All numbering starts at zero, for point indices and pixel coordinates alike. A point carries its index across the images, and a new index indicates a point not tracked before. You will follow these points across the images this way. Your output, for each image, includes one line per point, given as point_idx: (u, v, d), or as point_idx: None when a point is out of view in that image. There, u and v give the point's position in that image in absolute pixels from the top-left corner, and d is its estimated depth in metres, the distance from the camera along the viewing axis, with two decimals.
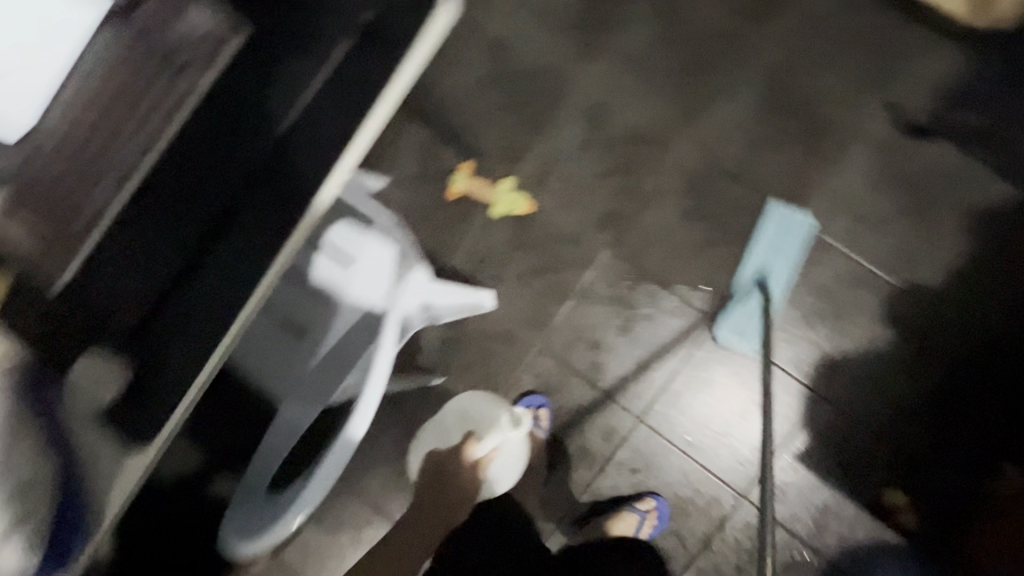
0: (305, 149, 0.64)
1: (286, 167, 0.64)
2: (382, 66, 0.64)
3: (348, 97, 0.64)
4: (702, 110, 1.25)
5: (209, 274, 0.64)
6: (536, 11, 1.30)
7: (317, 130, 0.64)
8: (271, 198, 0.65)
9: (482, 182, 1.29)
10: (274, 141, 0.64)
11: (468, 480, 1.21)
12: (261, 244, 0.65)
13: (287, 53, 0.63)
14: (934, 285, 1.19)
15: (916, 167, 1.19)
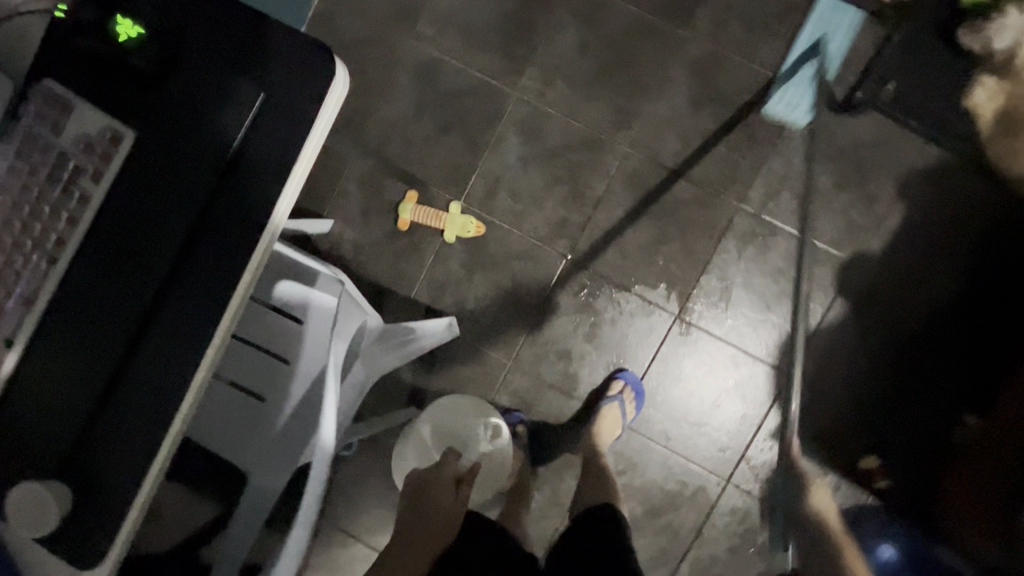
0: (223, 224, 0.59)
1: (204, 244, 0.59)
2: (289, 125, 0.59)
3: (263, 172, 0.59)
4: (635, 109, 1.26)
5: (143, 373, 0.58)
6: (459, 30, 1.29)
7: (231, 210, 0.59)
8: (197, 277, 0.59)
9: (430, 209, 1.27)
10: (189, 219, 0.59)
11: (450, 500, 1.07)
12: (194, 328, 0.58)
13: (186, 136, 0.59)
14: (884, 260, 1.22)
15: (851, 139, 1.22)
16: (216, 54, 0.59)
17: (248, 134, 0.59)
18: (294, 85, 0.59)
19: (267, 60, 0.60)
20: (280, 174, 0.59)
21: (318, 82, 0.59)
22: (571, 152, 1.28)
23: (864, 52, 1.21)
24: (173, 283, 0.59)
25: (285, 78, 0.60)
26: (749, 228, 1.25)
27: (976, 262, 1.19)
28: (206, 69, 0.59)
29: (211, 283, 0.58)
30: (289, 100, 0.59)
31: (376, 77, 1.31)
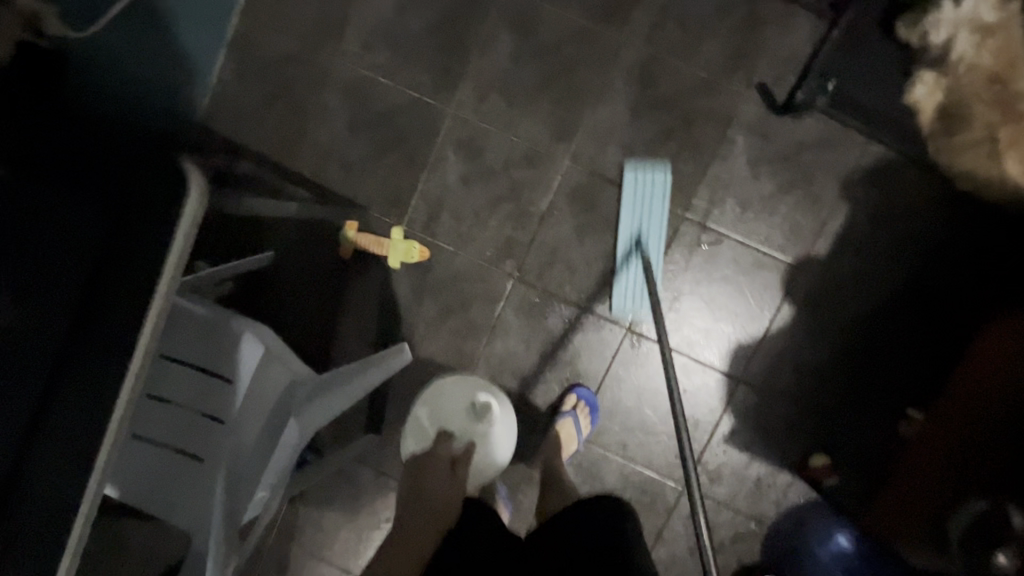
0: (112, 303, 0.67)
1: (95, 323, 0.67)
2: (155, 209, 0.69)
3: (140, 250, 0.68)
4: (574, 121, 1.23)
5: (54, 445, 0.65)
6: (388, 46, 1.24)
7: (120, 288, 0.67)
8: (93, 358, 0.66)
9: (372, 236, 1.23)
10: (74, 306, 0.67)
11: (448, 485, 1.05)
12: (101, 398, 0.66)
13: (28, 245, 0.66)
14: (832, 260, 1.21)
15: (793, 139, 1.19)
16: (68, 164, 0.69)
17: (115, 225, 0.68)
18: (155, 185, 0.69)
19: (132, 165, 0.71)
20: (157, 254, 0.68)
21: (178, 176, 0.69)
22: (512, 168, 1.24)
23: (804, 49, 1.18)
24: (75, 362, 0.66)
25: (143, 175, 0.70)
26: (696, 236, 1.23)
27: (918, 256, 1.19)
28: (58, 183, 0.68)
29: (111, 354, 0.66)
30: (153, 195, 0.69)
31: (304, 100, 1.24)
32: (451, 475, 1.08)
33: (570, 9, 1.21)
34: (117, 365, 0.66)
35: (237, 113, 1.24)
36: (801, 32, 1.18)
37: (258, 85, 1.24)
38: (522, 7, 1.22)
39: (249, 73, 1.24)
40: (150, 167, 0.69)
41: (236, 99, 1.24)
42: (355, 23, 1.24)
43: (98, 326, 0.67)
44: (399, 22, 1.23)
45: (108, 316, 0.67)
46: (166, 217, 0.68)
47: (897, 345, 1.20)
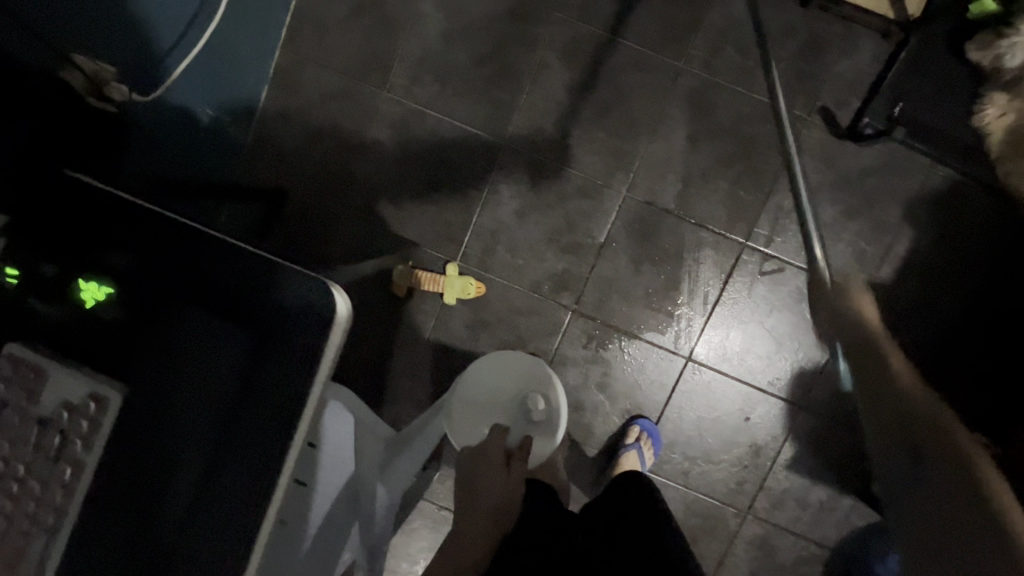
0: (238, 472, 0.54)
1: (226, 481, 0.54)
2: (295, 357, 0.55)
3: (278, 387, 0.55)
4: (632, 150, 1.19)
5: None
6: (438, 79, 1.20)
7: (253, 422, 0.54)
8: (215, 532, 0.54)
9: (427, 274, 1.18)
10: (204, 465, 0.54)
11: (505, 482, 0.98)
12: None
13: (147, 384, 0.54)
14: (897, 286, 1.19)
15: (854, 164, 1.17)
16: (195, 296, 0.55)
17: (249, 367, 0.55)
18: (289, 331, 0.55)
19: (267, 290, 0.55)
20: (294, 405, 0.54)
21: (319, 306, 0.56)
22: (568, 200, 1.22)
23: (867, 71, 1.15)
24: (198, 539, 0.54)
25: (283, 316, 0.55)
26: (757, 264, 1.21)
27: (981, 280, 1.18)
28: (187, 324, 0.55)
29: (238, 525, 0.54)
30: (288, 338, 0.55)
31: (354, 136, 1.21)
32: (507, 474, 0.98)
33: (626, 35, 1.18)
34: (241, 533, 0.54)
35: (283, 151, 1.21)
36: (864, 55, 1.15)
37: (306, 124, 1.21)
38: (574, 31, 1.18)
39: (295, 110, 1.21)
40: (292, 295, 0.55)
41: (281, 137, 1.21)
42: (402, 54, 1.20)
43: (230, 488, 0.54)
44: (447, 55, 1.20)
45: (238, 477, 0.54)
46: (306, 360, 0.55)
47: (964, 370, 1.19)
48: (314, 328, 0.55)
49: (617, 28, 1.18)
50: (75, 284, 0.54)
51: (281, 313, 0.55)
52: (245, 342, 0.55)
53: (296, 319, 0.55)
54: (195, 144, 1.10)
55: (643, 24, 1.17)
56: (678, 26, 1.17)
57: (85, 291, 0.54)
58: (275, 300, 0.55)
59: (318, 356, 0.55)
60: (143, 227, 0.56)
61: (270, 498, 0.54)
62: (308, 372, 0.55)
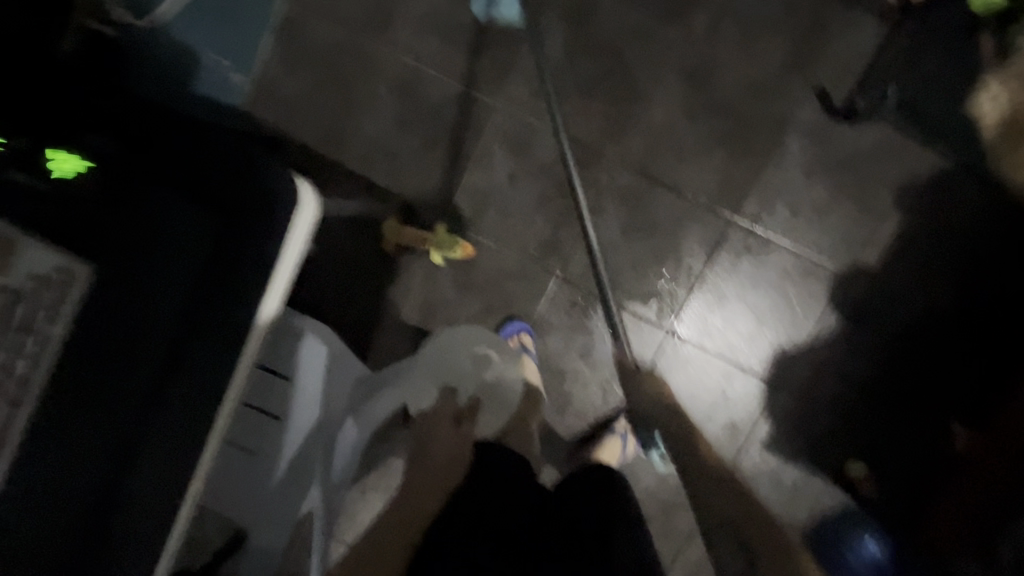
0: (218, 312, 0.73)
1: (208, 319, 0.72)
2: (268, 236, 0.75)
3: (257, 255, 0.75)
4: (627, 120, 1.20)
5: (152, 440, 0.71)
6: (438, 38, 1.21)
7: (235, 278, 0.74)
8: (195, 361, 0.72)
9: (414, 231, 1.19)
10: (181, 307, 0.71)
11: (455, 439, 0.91)
12: (208, 406, 0.74)
13: (141, 241, 0.68)
14: (881, 270, 1.20)
15: (846, 146, 1.17)
16: (166, 179, 0.72)
17: (223, 238, 0.73)
18: (262, 214, 0.75)
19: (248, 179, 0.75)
20: (267, 273, 0.76)
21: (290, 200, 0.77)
22: (559, 167, 1.22)
23: (866, 53, 1.15)
24: (176, 366, 0.72)
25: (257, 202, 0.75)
26: (745, 241, 1.22)
27: (969, 268, 1.18)
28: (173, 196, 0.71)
29: (218, 359, 0.73)
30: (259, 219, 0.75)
31: (353, 90, 1.22)
32: (458, 432, 0.92)
33: (628, 5, 1.18)
34: (221, 361, 0.74)
35: (281, 101, 1.22)
36: (863, 36, 1.15)
37: (305, 74, 1.22)
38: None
39: (294, 61, 1.21)
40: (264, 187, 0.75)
41: (279, 85, 1.22)
42: (405, 11, 1.21)
43: (206, 332, 0.72)
44: (451, 14, 1.21)
45: (212, 324, 0.73)
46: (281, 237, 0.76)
47: (942, 360, 1.20)
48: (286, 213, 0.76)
49: None
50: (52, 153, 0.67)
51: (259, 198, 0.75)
52: (214, 218, 0.72)
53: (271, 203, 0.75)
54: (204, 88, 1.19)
55: None
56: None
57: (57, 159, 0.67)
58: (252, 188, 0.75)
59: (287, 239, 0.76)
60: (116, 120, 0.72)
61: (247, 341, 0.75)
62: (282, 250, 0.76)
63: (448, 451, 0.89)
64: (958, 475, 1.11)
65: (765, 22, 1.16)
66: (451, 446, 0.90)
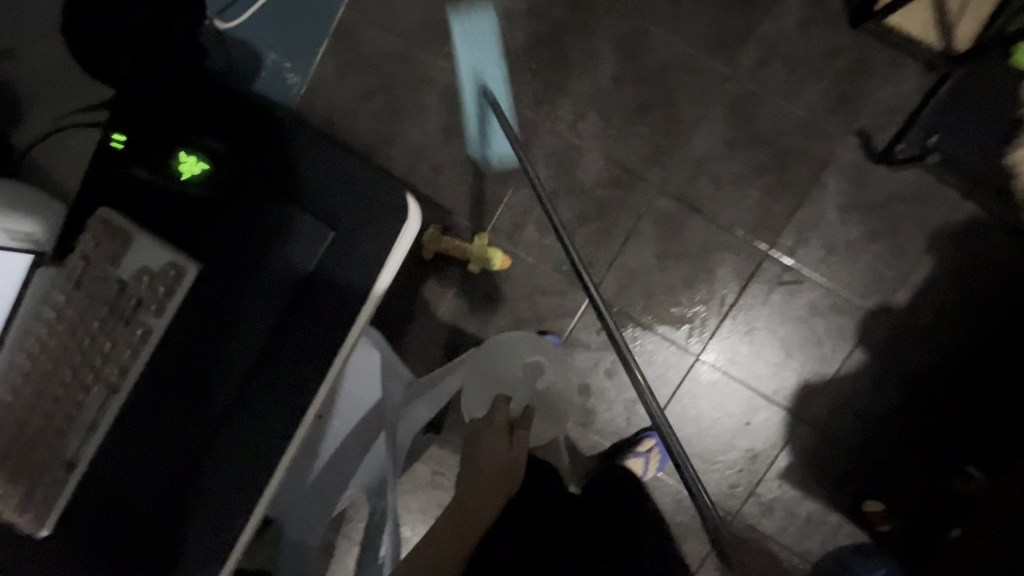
0: (307, 325, 0.63)
1: (297, 331, 0.64)
2: (368, 255, 0.63)
3: (354, 272, 0.63)
4: (670, 147, 1.23)
5: (222, 459, 0.63)
6: (491, 55, 1.24)
7: (331, 295, 0.63)
8: (279, 375, 0.63)
9: (454, 242, 1.21)
10: (274, 318, 0.64)
11: (507, 448, 0.83)
12: (270, 445, 0.62)
13: (249, 245, 0.64)
14: (910, 312, 1.22)
15: (883, 189, 1.20)
16: (268, 184, 0.65)
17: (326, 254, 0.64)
18: (368, 231, 0.63)
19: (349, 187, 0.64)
20: (357, 293, 0.63)
21: (394, 223, 0.63)
22: (601, 187, 1.24)
23: (909, 100, 1.17)
24: (260, 380, 0.63)
25: (361, 215, 0.64)
26: (777, 273, 1.24)
27: (996, 315, 1.20)
28: (274, 201, 0.64)
29: (296, 385, 0.63)
30: (362, 236, 0.63)
31: (403, 98, 1.25)
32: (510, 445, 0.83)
33: (679, 37, 1.21)
34: (303, 383, 0.63)
35: (333, 105, 1.25)
36: (908, 83, 1.17)
37: (359, 80, 1.25)
38: (629, 25, 1.22)
39: (349, 68, 1.24)
40: (368, 197, 0.64)
41: (332, 90, 1.25)
42: (461, 27, 1.24)
43: (292, 353, 0.63)
44: (505, 32, 1.24)
45: (296, 349, 0.63)
46: (380, 259, 0.63)
47: (964, 405, 1.22)
48: (385, 227, 0.63)
49: (670, 28, 1.21)
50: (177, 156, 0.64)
51: (364, 209, 0.64)
52: (320, 230, 0.64)
53: (374, 215, 0.64)
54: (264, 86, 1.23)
55: (695, 27, 1.21)
56: (731, 34, 1.20)
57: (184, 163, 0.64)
58: (357, 197, 0.64)
59: (382, 263, 0.63)
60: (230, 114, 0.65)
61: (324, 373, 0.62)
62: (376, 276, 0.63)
63: (499, 464, 0.81)
64: (971, 518, 1.12)
65: (812, 63, 1.19)
66: (502, 455, 0.81)
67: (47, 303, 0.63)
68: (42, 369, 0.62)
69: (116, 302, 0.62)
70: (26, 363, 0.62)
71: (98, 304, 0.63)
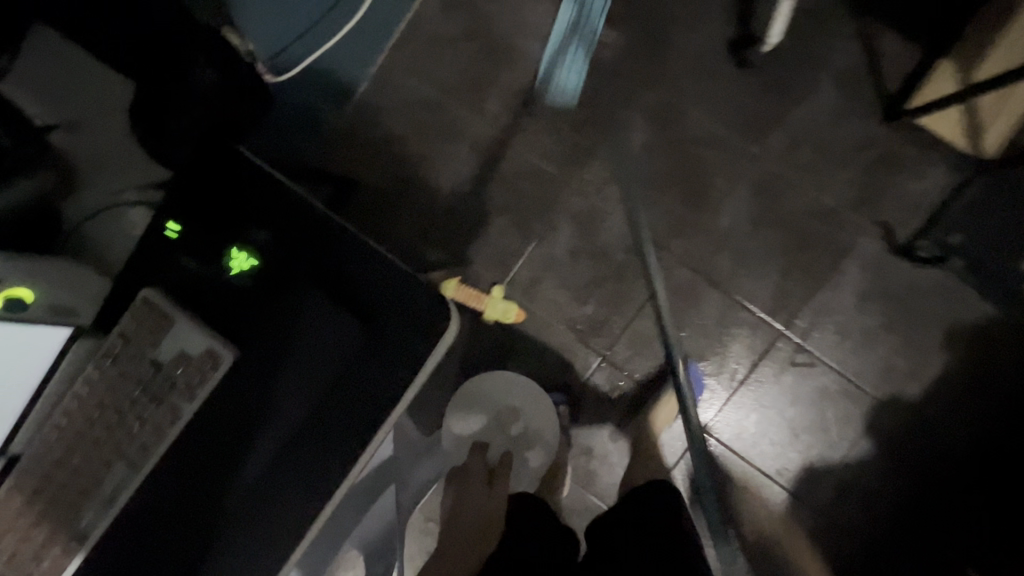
0: (332, 429, 0.59)
1: (319, 434, 0.59)
2: (399, 359, 0.59)
3: (385, 377, 0.59)
4: (693, 220, 1.24)
5: (231, 556, 0.60)
6: (526, 114, 1.26)
7: (357, 401, 0.59)
8: (296, 479, 0.59)
9: (471, 291, 1.22)
10: (298, 418, 0.60)
11: (490, 500, 1.10)
12: (279, 546, 0.59)
13: (282, 339, 0.61)
14: (920, 406, 1.21)
15: (902, 280, 1.20)
16: (308, 277, 0.62)
17: (357, 352, 0.60)
18: (401, 332, 0.59)
19: (389, 287, 0.60)
20: (387, 399, 0.58)
21: (434, 327, 0.59)
22: (621, 253, 1.25)
23: (935, 197, 1.18)
24: (275, 480, 0.59)
25: (397, 315, 0.60)
26: (790, 354, 1.23)
27: (1008, 419, 1.19)
28: (309, 297, 0.61)
29: (315, 480, 0.58)
30: (398, 331, 0.59)
31: (436, 146, 1.26)
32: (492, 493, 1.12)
33: (713, 114, 1.22)
34: (320, 488, 0.58)
35: (366, 146, 1.26)
36: (934, 179, 1.18)
37: (393, 124, 1.26)
38: (666, 98, 1.23)
39: (385, 111, 1.26)
40: (410, 300, 0.59)
41: (366, 130, 1.26)
42: (499, 83, 1.26)
43: (316, 447, 0.59)
44: (543, 93, 1.25)
45: (316, 452, 0.59)
46: (416, 355, 0.59)
47: (967, 506, 1.20)
48: (423, 332, 0.59)
49: (706, 105, 1.23)
50: (228, 249, 0.62)
51: (400, 312, 0.60)
52: (352, 328, 0.60)
53: (413, 317, 0.59)
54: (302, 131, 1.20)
55: (730, 106, 1.22)
56: (765, 116, 1.21)
57: (236, 257, 0.62)
58: (398, 298, 0.60)
59: (418, 371, 0.58)
60: (275, 206, 0.63)
61: (349, 468, 0.58)
62: (408, 380, 0.58)
63: (484, 511, 1.09)
64: None
65: (842, 152, 1.20)
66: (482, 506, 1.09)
67: (81, 379, 0.62)
68: (67, 440, 0.62)
69: (152, 385, 0.61)
70: (59, 420, 0.62)
71: (130, 383, 0.61)
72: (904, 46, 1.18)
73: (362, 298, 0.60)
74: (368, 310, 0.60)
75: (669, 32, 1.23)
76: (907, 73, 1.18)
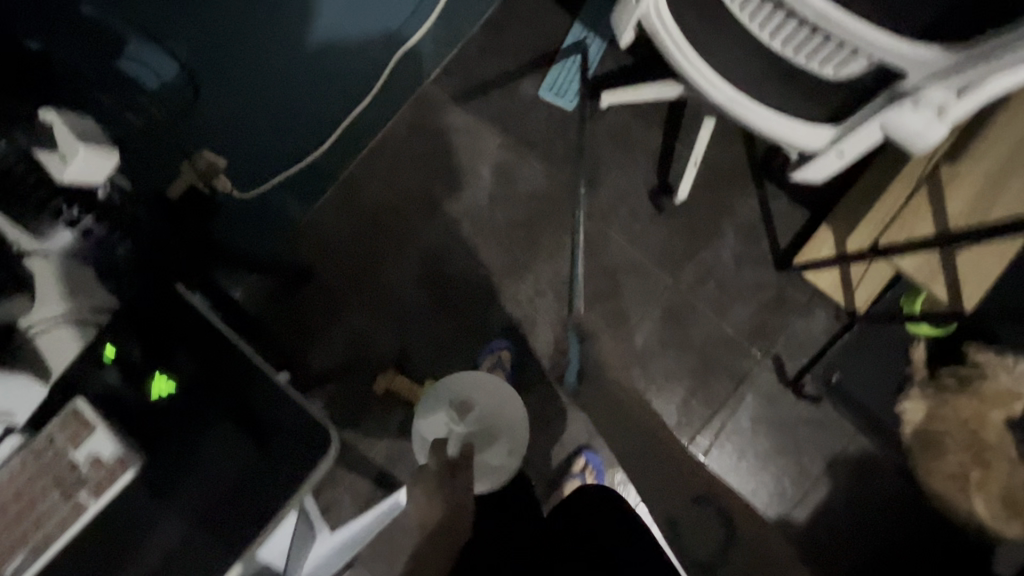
0: (217, 537, 0.71)
1: (206, 541, 0.71)
2: (285, 478, 0.74)
3: (271, 493, 0.74)
4: (612, 336, 1.38)
5: None
6: (473, 228, 1.42)
7: (244, 511, 0.72)
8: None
9: (405, 383, 1.31)
10: (188, 527, 0.71)
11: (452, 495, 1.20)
12: None
13: (187, 456, 0.73)
14: (806, 529, 1.31)
15: (790, 410, 1.34)
16: (220, 403, 0.77)
17: (250, 471, 0.74)
18: (290, 457, 0.76)
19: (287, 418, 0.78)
20: (270, 512, 0.72)
21: (318, 452, 0.76)
22: (546, 359, 1.37)
23: (820, 338, 1.35)
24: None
25: (287, 442, 0.76)
26: (693, 469, 1.33)
27: (890, 553, 1.28)
28: (217, 423, 0.75)
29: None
30: (287, 455, 0.76)
31: (388, 247, 1.41)
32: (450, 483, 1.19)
33: (635, 246, 1.40)
34: None
35: (323, 242, 1.40)
36: (818, 323, 1.36)
37: (350, 225, 1.41)
38: (595, 228, 1.41)
39: (347, 212, 1.42)
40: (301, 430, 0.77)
41: (326, 229, 1.41)
42: (451, 199, 1.42)
43: (207, 548, 0.70)
44: (489, 212, 1.42)
45: (201, 556, 0.70)
46: (298, 476, 0.75)
47: None
48: (307, 455, 0.76)
49: (629, 237, 1.41)
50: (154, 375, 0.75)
51: (290, 439, 0.77)
52: (249, 450, 0.75)
53: (299, 443, 0.77)
54: (266, 230, 1.29)
55: (649, 241, 1.40)
56: (678, 253, 1.40)
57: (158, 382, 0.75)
58: (289, 428, 0.77)
59: (301, 488, 0.74)
60: (205, 342, 0.80)
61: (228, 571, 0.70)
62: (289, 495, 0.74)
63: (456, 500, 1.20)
64: None
65: (742, 290, 1.38)
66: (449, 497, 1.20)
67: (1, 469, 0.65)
68: None
69: (64, 487, 0.66)
70: None
71: (48, 478, 0.66)
72: (796, 209, 1.39)
73: (263, 425, 0.77)
74: (265, 436, 0.76)
75: (602, 173, 1.43)
76: (797, 230, 1.39)
